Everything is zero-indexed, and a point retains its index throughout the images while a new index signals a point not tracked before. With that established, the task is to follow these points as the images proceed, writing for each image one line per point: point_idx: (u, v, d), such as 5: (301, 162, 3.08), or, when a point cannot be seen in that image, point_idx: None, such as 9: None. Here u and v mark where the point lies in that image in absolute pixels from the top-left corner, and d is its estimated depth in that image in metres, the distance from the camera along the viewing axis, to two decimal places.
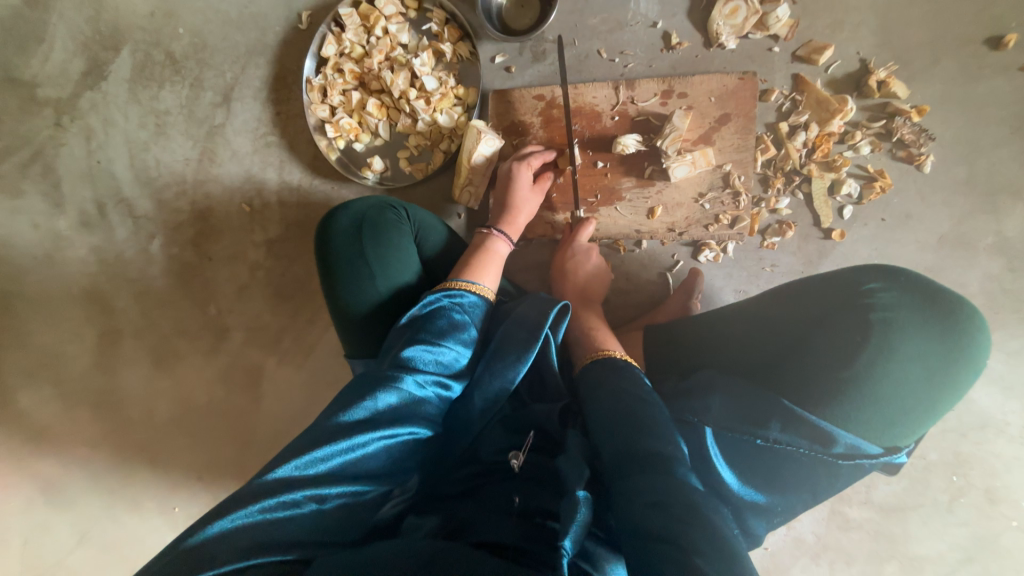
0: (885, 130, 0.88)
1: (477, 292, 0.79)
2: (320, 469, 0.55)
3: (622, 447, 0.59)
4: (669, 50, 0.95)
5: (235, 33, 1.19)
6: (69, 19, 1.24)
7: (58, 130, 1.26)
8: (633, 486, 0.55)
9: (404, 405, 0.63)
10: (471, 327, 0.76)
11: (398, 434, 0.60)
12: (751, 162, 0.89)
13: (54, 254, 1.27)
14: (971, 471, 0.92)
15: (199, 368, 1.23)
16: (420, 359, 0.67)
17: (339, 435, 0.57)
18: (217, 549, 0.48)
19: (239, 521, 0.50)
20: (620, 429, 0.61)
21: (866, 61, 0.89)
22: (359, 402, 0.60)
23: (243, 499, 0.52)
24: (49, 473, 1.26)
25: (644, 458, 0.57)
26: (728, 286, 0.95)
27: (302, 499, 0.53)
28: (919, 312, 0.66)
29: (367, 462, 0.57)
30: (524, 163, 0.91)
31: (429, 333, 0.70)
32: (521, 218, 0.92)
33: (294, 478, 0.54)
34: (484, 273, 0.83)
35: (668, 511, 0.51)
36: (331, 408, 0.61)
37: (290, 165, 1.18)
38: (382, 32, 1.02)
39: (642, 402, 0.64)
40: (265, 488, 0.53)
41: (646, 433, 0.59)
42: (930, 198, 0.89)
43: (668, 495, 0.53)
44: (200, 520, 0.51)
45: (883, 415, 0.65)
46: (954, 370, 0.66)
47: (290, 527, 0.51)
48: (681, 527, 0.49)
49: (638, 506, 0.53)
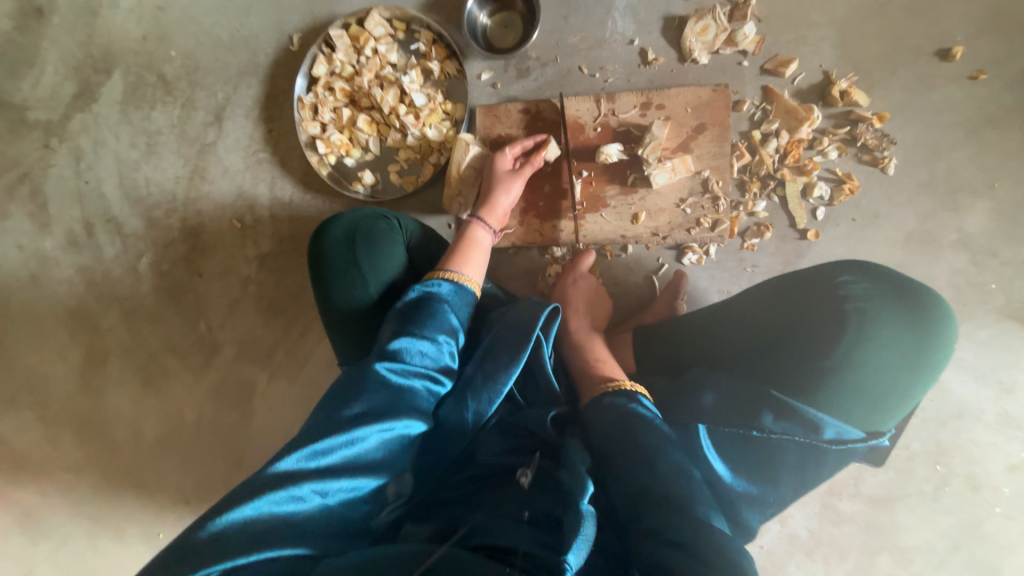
0: (851, 136, 0.94)
1: (454, 280, 0.80)
2: (321, 462, 0.55)
3: (630, 468, 0.61)
4: (646, 65, 1.00)
5: (227, 55, 1.22)
6: (60, 43, 1.26)
7: (47, 151, 1.26)
8: (648, 509, 0.57)
9: (399, 397, 0.63)
10: (452, 315, 0.76)
11: (395, 428, 0.60)
12: (728, 167, 0.94)
13: (40, 275, 1.25)
14: (952, 459, 0.95)
15: (189, 386, 1.22)
16: (407, 350, 0.68)
17: (340, 429, 0.57)
18: (221, 545, 0.47)
19: (243, 516, 0.50)
20: (627, 445, 0.63)
21: (829, 72, 0.95)
22: (358, 396, 0.61)
23: (248, 493, 0.51)
24: (30, 501, 1.22)
25: (655, 483, 0.58)
26: (712, 287, 0.98)
27: (305, 492, 0.53)
28: (890, 302, 0.69)
29: (367, 457, 0.58)
30: (500, 154, 0.95)
31: (414, 324, 0.72)
32: (503, 202, 0.93)
33: (297, 472, 0.54)
34: (466, 263, 0.85)
35: (687, 551, 0.51)
36: (331, 403, 0.61)
37: (282, 181, 1.20)
38: (372, 52, 1.06)
39: (649, 429, 0.65)
40: (268, 481, 0.52)
41: (652, 448, 0.62)
42: (896, 199, 0.94)
43: (683, 517, 0.55)
44: (202, 516, 0.50)
45: (864, 400, 0.68)
46: (928, 355, 0.69)
47: (293, 522, 0.51)
48: (694, 548, 0.51)
49: (658, 545, 0.52)
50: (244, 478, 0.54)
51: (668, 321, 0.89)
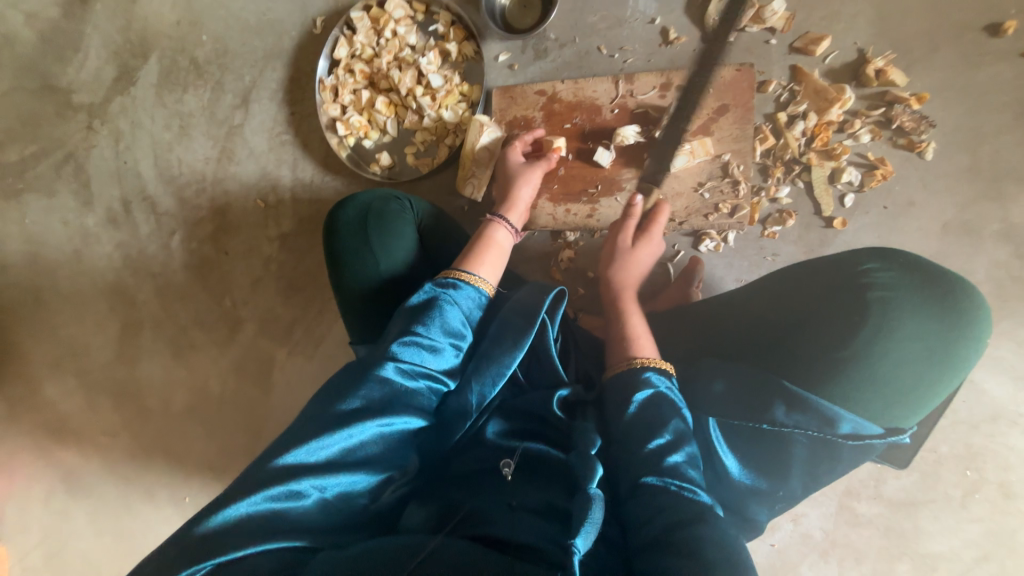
0: (885, 119, 0.88)
1: (472, 283, 0.78)
2: (320, 457, 0.57)
3: (639, 468, 0.62)
4: (667, 44, 0.97)
5: (254, 39, 1.25)
6: (103, 29, 1.33)
7: (89, 133, 1.33)
8: (653, 507, 0.58)
9: (399, 396, 0.64)
10: (467, 319, 0.76)
11: (394, 424, 0.62)
12: (750, 151, 0.90)
13: (82, 250, 1.33)
14: (984, 465, 0.90)
15: (213, 359, 1.27)
16: (416, 350, 0.68)
17: (337, 426, 0.59)
18: (224, 537, 0.50)
19: (245, 510, 0.52)
20: (640, 441, 0.63)
21: (863, 51, 0.90)
22: (354, 393, 0.62)
23: (246, 489, 0.53)
24: (70, 462, 1.31)
25: (660, 483, 0.60)
26: (729, 275, 0.95)
27: (304, 486, 0.55)
28: (918, 293, 0.65)
29: (367, 451, 0.60)
30: (511, 146, 0.96)
31: (427, 323, 0.71)
32: (526, 191, 0.93)
33: (299, 467, 0.55)
34: (482, 264, 0.83)
35: (687, 530, 0.55)
36: (328, 398, 0.62)
37: (303, 163, 1.23)
38: (391, 34, 1.07)
39: (663, 420, 0.65)
40: (268, 476, 0.54)
41: (655, 441, 0.63)
42: (933, 186, 0.88)
43: (691, 516, 0.56)
44: (201, 510, 0.53)
45: (883, 394, 0.64)
46: (957, 349, 0.64)
47: (294, 516, 0.53)
48: (693, 547, 0.53)
49: (659, 529, 0.56)
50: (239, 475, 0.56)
51: (682, 313, 0.86)
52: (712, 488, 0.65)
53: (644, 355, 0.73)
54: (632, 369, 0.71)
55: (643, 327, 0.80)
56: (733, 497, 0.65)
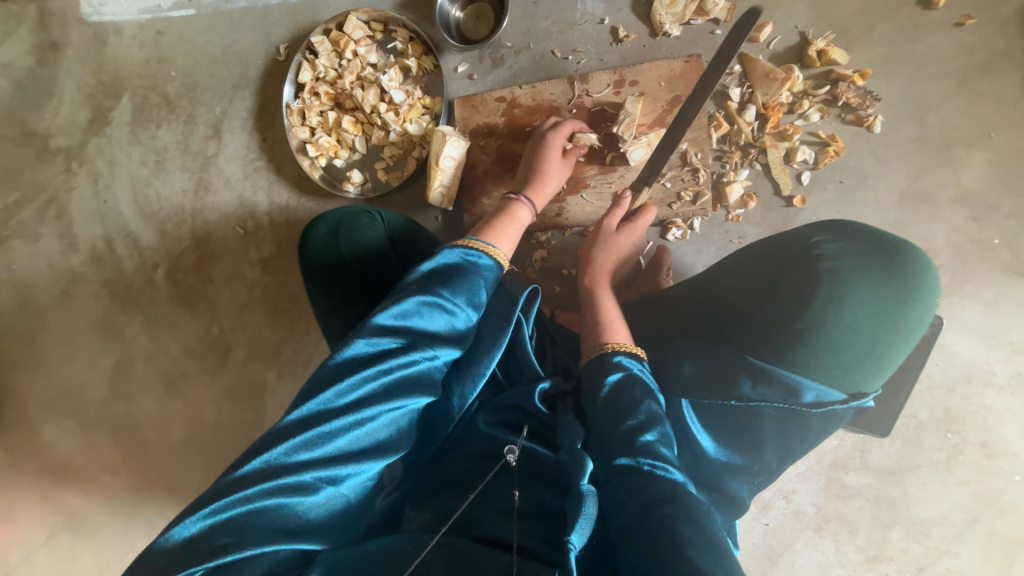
0: (832, 96, 0.91)
1: (492, 254, 0.76)
2: (322, 449, 0.55)
3: (613, 450, 0.62)
4: (617, 42, 1.01)
5: (222, 71, 1.29)
6: (75, 74, 1.36)
7: (69, 175, 1.36)
8: (628, 489, 0.58)
9: (412, 374, 0.63)
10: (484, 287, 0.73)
11: (405, 405, 0.61)
12: (706, 139, 0.93)
13: (70, 290, 1.35)
14: (964, 427, 0.91)
15: (206, 387, 1.29)
16: (431, 323, 0.66)
17: (344, 411, 0.57)
18: (223, 538, 0.48)
19: (244, 510, 0.50)
20: (613, 424, 0.64)
21: (804, 33, 0.92)
22: (360, 375, 0.59)
23: (247, 483, 0.51)
24: (72, 502, 1.31)
25: (632, 463, 0.60)
26: (698, 261, 0.97)
27: (308, 480, 0.53)
28: (865, 259, 0.67)
29: (376, 437, 0.58)
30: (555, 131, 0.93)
31: (447, 291, 0.68)
32: (549, 186, 0.92)
33: (301, 462, 0.53)
34: (500, 238, 0.82)
35: (664, 508, 0.55)
36: (329, 381, 0.59)
37: (278, 187, 1.26)
38: (352, 54, 1.10)
39: (637, 401, 0.66)
40: (267, 472, 0.52)
41: (630, 423, 0.64)
42: (884, 157, 0.91)
43: (667, 495, 0.56)
44: (202, 505, 0.51)
45: (842, 361, 0.65)
46: (909, 311, 0.66)
47: (298, 512, 0.52)
48: (671, 523, 0.53)
49: (638, 509, 0.56)
50: (238, 467, 0.53)
51: (653, 301, 0.88)
52: (689, 467, 0.67)
53: (616, 339, 0.75)
54: (603, 354, 0.72)
55: (615, 312, 0.81)
56: (711, 474, 0.66)
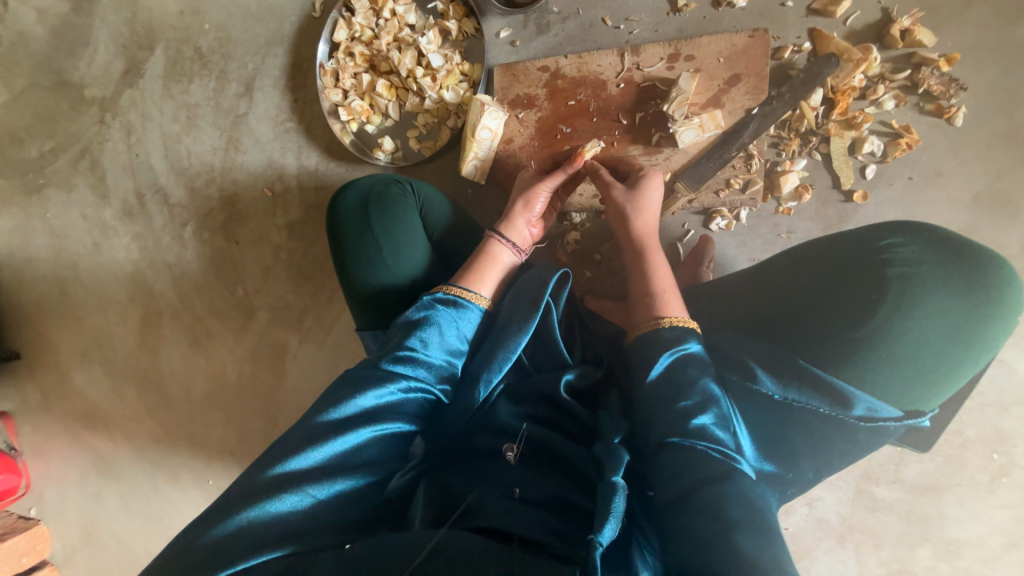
0: (911, 82, 0.86)
1: (473, 299, 0.75)
2: (311, 461, 0.55)
3: (658, 428, 0.60)
4: (675, 12, 0.95)
5: (256, 26, 1.25)
6: (110, 23, 1.34)
7: (102, 127, 1.36)
8: (675, 467, 0.56)
9: (394, 401, 0.63)
10: (471, 321, 0.74)
11: (388, 428, 0.61)
12: (779, 115, 0.84)
13: (101, 243, 1.37)
14: (1014, 448, 0.87)
15: (230, 347, 1.30)
16: (419, 354, 0.67)
17: (329, 431, 0.57)
18: (226, 546, 0.49)
19: (244, 519, 0.51)
20: (668, 401, 0.61)
21: (888, 9, 0.87)
22: (345, 401, 0.60)
23: (239, 501, 0.52)
24: (101, 446, 1.36)
25: (685, 442, 0.57)
26: (742, 254, 0.93)
27: (303, 490, 0.53)
28: (941, 269, 0.61)
29: (362, 454, 0.58)
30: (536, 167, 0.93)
31: (434, 324, 0.70)
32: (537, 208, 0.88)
33: (293, 473, 0.54)
34: (481, 281, 0.79)
35: (710, 489, 0.53)
36: (318, 405, 0.61)
37: (308, 150, 1.23)
38: (390, 13, 1.05)
39: (692, 379, 0.62)
40: (264, 484, 0.53)
41: (683, 403, 0.60)
42: (961, 154, 0.86)
43: (710, 475, 0.55)
44: (201, 521, 0.52)
45: (902, 376, 0.61)
46: (982, 330, 0.61)
47: (295, 519, 0.52)
48: (718, 508, 0.52)
49: (687, 488, 0.54)
50: (234, 485, 0.55)
51: (701, 291, 0.84)
52: None
53: (672, 314, 0.69)
54: (656, 329, 0.67)
55: (668, 281, 0.75)
56: None
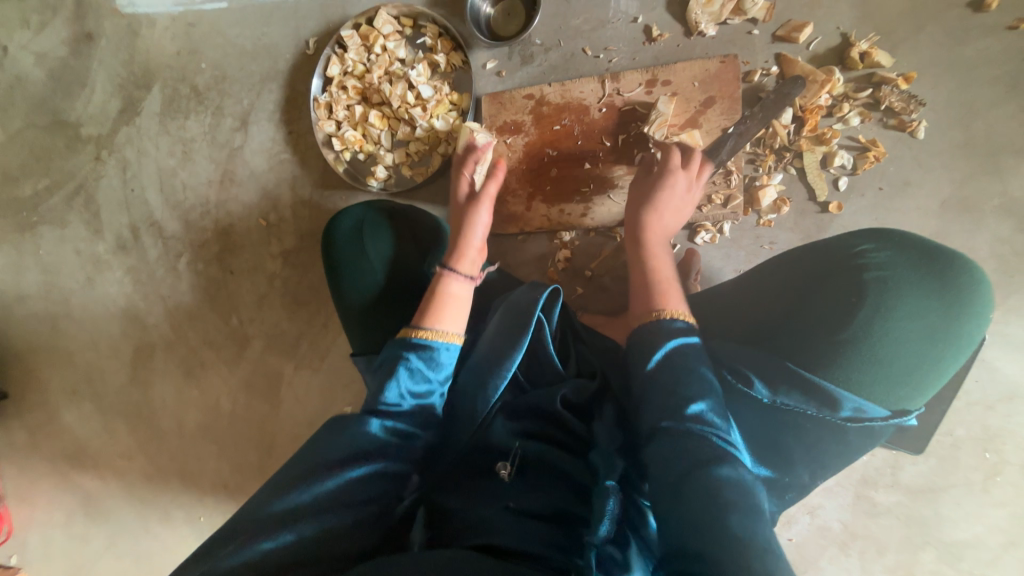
0: (873, 100, 0.92)
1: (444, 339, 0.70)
2: (314, 493, 0.54)
3: (656, 416, 0.60)
4: (650, 42, 1.01)
5: (251, 64, 1.30)
6: (108, 64, 1.38)
7: (98, 163, 1.38)
8: (667, 453, 0.57)
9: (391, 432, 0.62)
10: (443, 357, 0.69)
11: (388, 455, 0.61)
12: (757, 127, 0.86)
13: (95, 277, 1.37)
14: (1003, 446, 0.88)
15: (224, 377, 1.29)
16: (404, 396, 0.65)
17: (333, 463, 0.56)
18: None
19: (243, 557, 0.49)
20: (661, 390, 0.61)
21: (847, 34, 0.93)
22: (350, 430, 0.59)
23: (241, 535, 0.51)
24: (89, 485, 1.33)
25: (677, 428, 0.58)
26: (727, 265, 0.96)
27: (295, 529, 0.51)
28: (913, 270, 0.65)
29: (363, 485, 0.57)
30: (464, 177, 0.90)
31: (409, 368, 0.66)
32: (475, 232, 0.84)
33: (293, 506, 0.53)
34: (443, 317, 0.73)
35: (702, 478, 0.54)
36: (322, 433, 0.59)
37: (302, 180, 1.26)
38: (381, 49, 1.10)
39: (692, 368, 0.62)
40: (266, 519, 0.52)
41: (677, 391, 0.60)
42: (927, 164, 0.91)
43: (704, 460, 0.55)
44: (203, 557, 0.50)
45: (885, 376, 0.63)
46: (958, 328, 0.64)
47: (294, 556, 0.51)
48: (712, 493, 0.52)
49: (679, 478, 0.54)
50: (236, 518, 0.53)
51: (695, 299, 0.86)
52: None
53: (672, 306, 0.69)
54: (656, 321, 0.67)
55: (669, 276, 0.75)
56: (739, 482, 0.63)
